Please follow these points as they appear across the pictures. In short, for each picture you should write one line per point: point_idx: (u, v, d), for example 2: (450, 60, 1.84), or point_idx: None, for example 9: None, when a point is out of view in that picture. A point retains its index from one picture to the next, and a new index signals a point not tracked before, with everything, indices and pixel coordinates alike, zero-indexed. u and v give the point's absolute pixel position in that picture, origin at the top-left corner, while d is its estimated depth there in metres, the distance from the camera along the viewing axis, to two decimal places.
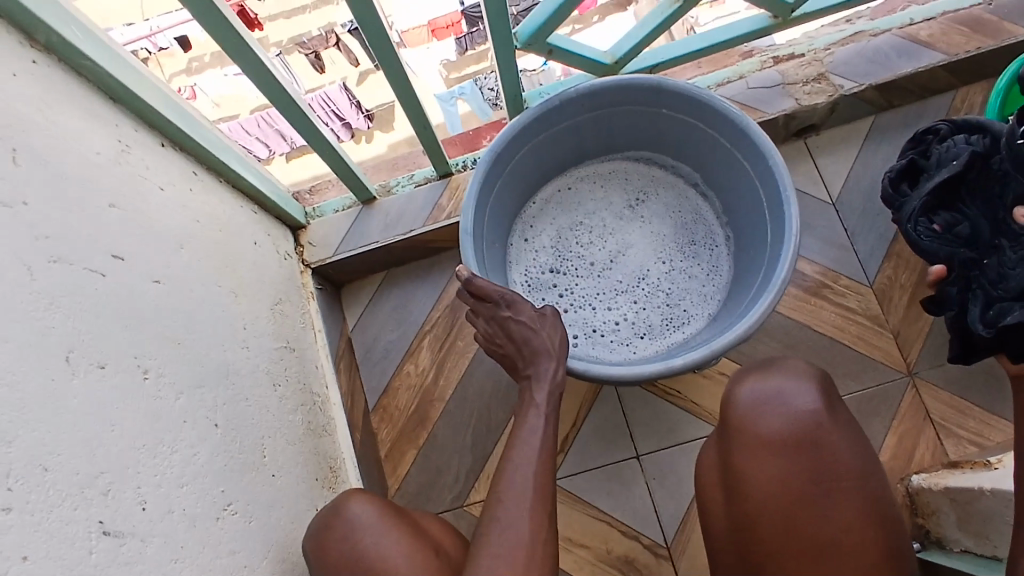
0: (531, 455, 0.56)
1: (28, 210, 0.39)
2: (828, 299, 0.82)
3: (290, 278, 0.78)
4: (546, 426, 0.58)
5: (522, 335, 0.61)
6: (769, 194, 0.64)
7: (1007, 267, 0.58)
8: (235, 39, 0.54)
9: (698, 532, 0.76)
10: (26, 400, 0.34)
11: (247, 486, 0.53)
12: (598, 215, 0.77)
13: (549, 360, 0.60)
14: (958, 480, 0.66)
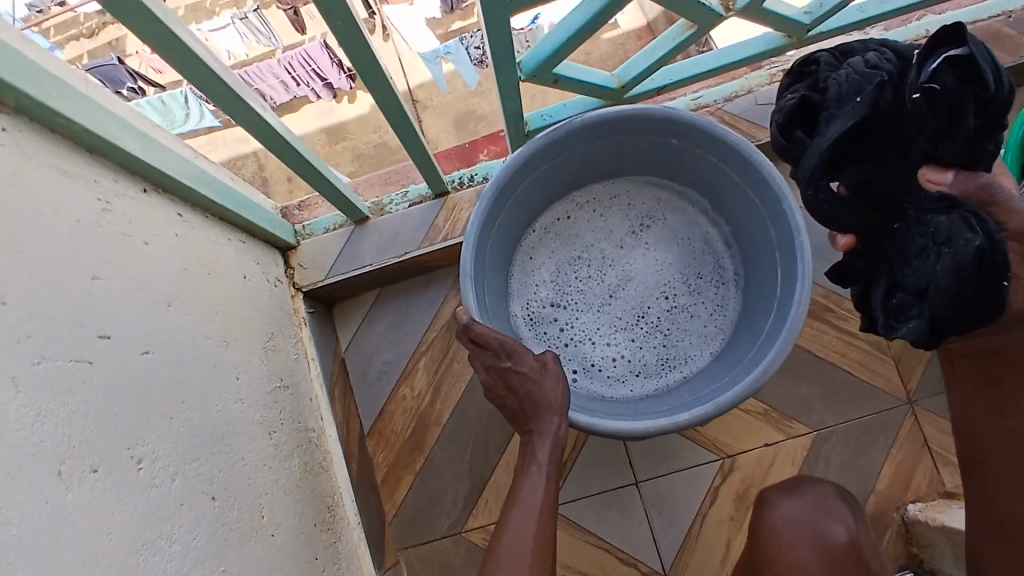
0: (534, 507, 0.54)
1: (9, 310, 0.36)
2: (830, 322, 0.81)
3: (282, 307, 0.75)
4: (551, 478, 0.56)
5: (524, 386, 0.59)
6: (780, 232, 0.62)
7: (912, 256, 0.49)
8: (198, 66, 0.51)
9: (696, 560, 0.77)
10: (23, 535, 0.32)
11: (251, 553, 0.53)
12: (597, 249, 0.76)
13: (552, 413, 0.59)
14: (957, 520, 0.66)
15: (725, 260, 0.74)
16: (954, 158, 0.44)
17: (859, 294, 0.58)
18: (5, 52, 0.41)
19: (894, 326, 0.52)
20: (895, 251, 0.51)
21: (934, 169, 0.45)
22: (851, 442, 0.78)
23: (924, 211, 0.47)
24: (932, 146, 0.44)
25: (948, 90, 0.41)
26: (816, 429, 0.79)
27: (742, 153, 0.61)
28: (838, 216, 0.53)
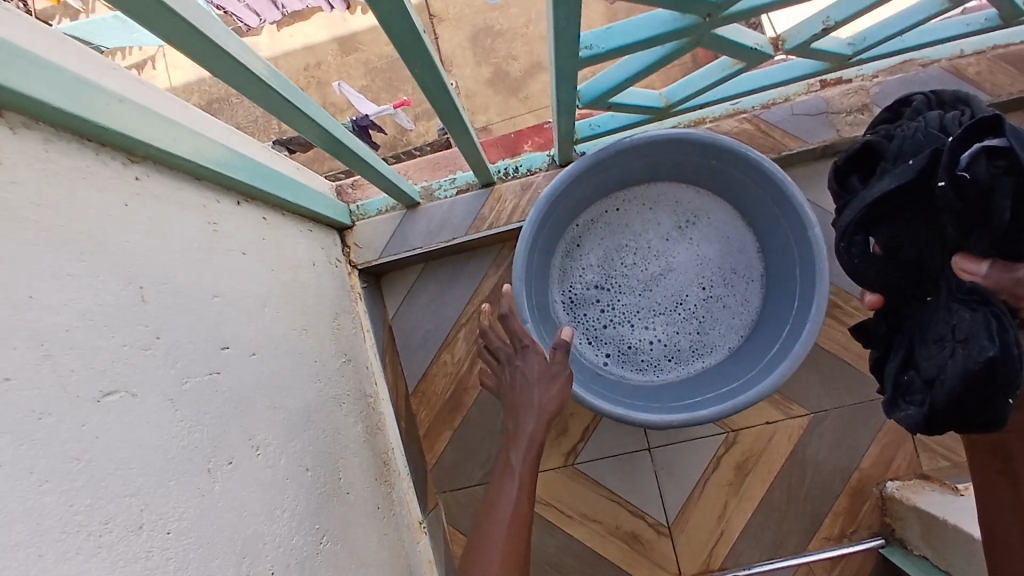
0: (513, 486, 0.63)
1: (161, 343, 0.46)
2: (837, 318, 0.92)
3: (343, 286, 0.85)
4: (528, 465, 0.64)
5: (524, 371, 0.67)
6: (805, 255, 0.70)
7: (935, 337, 0.53)
8: (260, 86, 0.55)
9: (696, 516, 0.92)
10: (188, 519, 0.43)
11: (336, 512, 0.65)
12: (641, 238, 0.83)
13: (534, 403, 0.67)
14: (926, 502, 0.81)
15: (755, 263, 0.81)
16: (984, 252, 0.47)
17: (877, 358, 0.63)
18: (129, 108, 0.48)
19: (899, 404, 0.57)
20: (919, 322, 0.56)
21: (968, 259, 0.49)
22: (842, 425, 0.92)
23: (953, 299, 0.51)
24: (963, 237, 0.48)
25: (981, 180, 0.45)
26: (811, 412, 0.92)
27: (776, 181, 0.68)
28: (868, 270, 0.59)
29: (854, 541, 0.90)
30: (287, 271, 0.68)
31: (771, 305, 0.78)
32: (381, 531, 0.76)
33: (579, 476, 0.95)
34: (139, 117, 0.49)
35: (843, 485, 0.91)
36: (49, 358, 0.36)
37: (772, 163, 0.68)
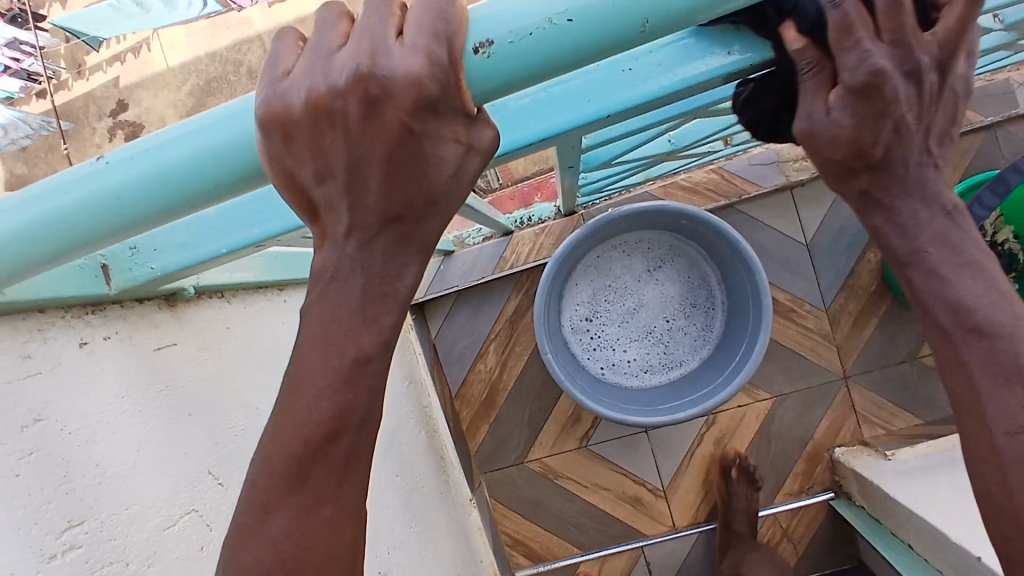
0: (327, 259, 0.29)
1: None
2: (794, 320, 1.16)
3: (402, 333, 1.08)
4: (364, 314, 0.29)
5: (419, 155, 0.26)
6: (753, 293, 0.93)
7: None
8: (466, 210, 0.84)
9: (685, 482, 1.18)
10: None
11: (415, 504, 0.91)
12: (622, 277, 1.06)
13: (359, 294, 0.29)
14: (861, 466, 1.06)
15: (715, 293, 1.05)
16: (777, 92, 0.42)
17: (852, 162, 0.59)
18: (283, 260, 0.70)
19: None
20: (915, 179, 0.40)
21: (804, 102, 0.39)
22: (799, 404, 1.16)
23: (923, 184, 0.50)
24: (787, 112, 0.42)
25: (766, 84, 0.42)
26: (773, 396, 1.17)
27: (733, 243, 0.92)
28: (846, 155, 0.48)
29: (810, 495, 1.15)
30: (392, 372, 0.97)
31: (729, 327, 1.01)
32: (445, 510, 1.01)
33: (590, 453, 1.19)
34: (288, 266, 0.70)
35: (801, 452, 1.16)
36: None
37: (727, 227, 0.91)
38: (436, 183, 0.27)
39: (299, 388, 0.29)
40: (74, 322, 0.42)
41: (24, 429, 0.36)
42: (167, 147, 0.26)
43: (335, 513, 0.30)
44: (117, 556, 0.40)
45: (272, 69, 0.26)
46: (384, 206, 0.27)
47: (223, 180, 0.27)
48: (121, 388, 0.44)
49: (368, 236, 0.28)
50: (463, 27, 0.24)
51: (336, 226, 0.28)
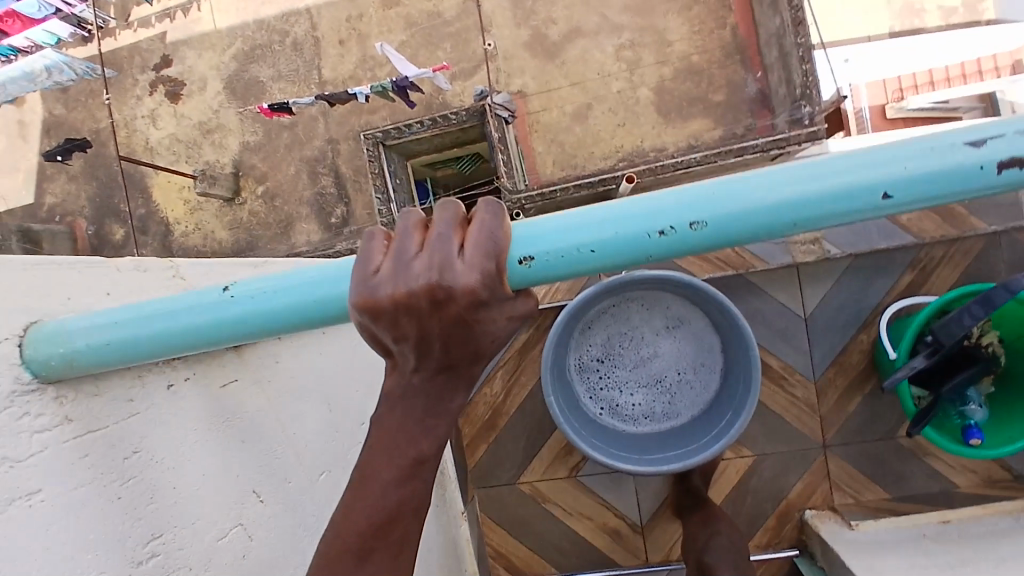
0: (397, 381, 0.38)
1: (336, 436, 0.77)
2: (783, 386, 1.25)
3: None
4: (423, 424, 0.37)
5: (472, 329, 0.34)
6: (747, 367, 1.01)
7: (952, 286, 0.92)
8: None
9: (663, 522, 1.26)
10: None
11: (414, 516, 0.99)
12: (639, 329, 1.14)
13: (416, 411, 0.37)
14: (827, 531, 1.14)
15: (717, 357, 1.13)
16: None
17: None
18: None
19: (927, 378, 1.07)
20: None
21: None
22: (779, 464, 1.25)
23: None
24: None
25: None
26: (754, 454, 1.25)
27: (735, 319, 1.00)
28: None
29: (778, 549, 1.23)
30: None
31: (724, 392, 1.09)
32: (438, 522, 1.10)
33: (577, 483, 1.28)
34: None
35: (774, 509, 1.24)
36: (305, 466, 0.69)
37: (732, 306, 0.99)
38: (484, 345, 0.35)
39: (362, 479, 0.37)
40: (165, 367, 0.51)
41: (125, 459, 0.46)
42: (274, 295, 0.36)
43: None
44: (181, 562, 0.49)
45: (364, 266, 0.34)
46: (444, 358, 0.35)
47: (311, 317, 0.37)
48: (193, 421, 0.53)
49: (430, 373, 0.36)
50: (510, 247, 0.33)
51: (404, 364, 0.36)
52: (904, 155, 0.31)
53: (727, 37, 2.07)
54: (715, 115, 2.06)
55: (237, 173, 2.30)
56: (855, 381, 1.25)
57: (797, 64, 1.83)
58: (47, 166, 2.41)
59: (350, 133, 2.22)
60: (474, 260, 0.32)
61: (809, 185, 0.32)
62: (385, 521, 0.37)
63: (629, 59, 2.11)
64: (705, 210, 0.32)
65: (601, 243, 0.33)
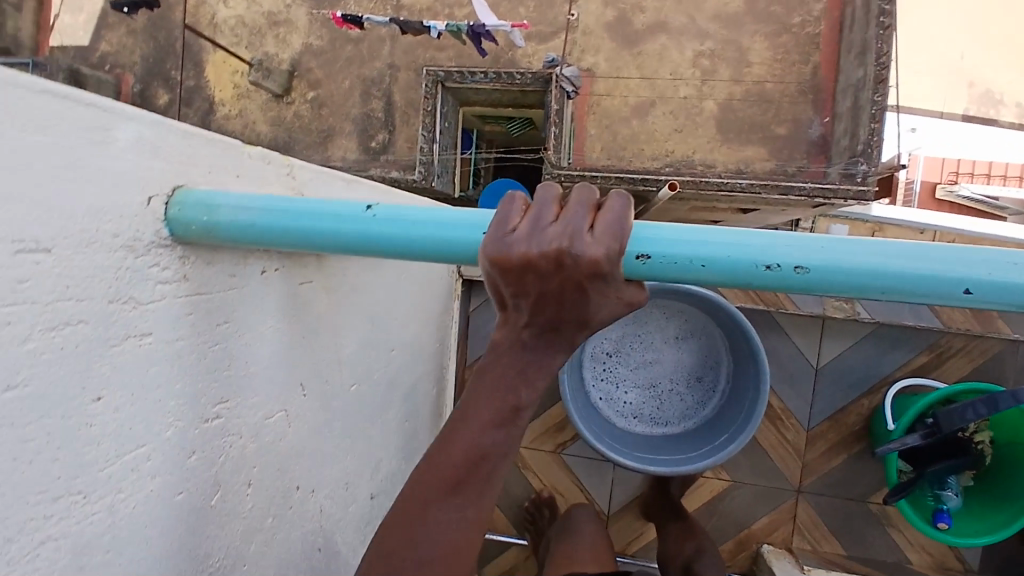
0: (508, 333, 0.41)
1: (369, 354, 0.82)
2: (776, 425, 1.31)
3: (447, 305, 1.21)
4: (524, 375, 0.41)
5: (585, 299, 0.38)
6: (754, 398, 1.05)
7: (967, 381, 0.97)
8: None
9: (628, 517, 1.32)
10: (358, 451, 0.82)
11: (408, 447, 1.05)
12: (651, 334, 1.19)
13: (520, 365, 0.41)
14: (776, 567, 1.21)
15: (722, 381, 1.17)
16: None
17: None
18: None
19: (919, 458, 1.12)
20: None
21: None
22: (751, 495, 1.32)
23: None
24: None
25: None
26: (731, 480, 1.33)
27: (755, 350, 1.04)
28: None
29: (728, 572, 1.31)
30: (428, 338, 1.10)
31: (720, 414, 1.14)
32: None
33: (560, 460, 1.34)
34: None
35: (734, 535, 1.32)
36: (340, 373, 0.74)
37: (756, 338, 1.04)
38: (591, 316, 0.39)
39: (464, 417, 0.42)
40: (264, 255, 0.55)
41: (218, 326, 0.50)
42: (415, 227, 0.40)
43: (475, 516, 0.42)
44: (236, 430, 0.54)
45: (502, 225, 0.37)
46: (558, 321, 0.39)
47: (437, 254, 0.40)
48: (272, 309, 0.57)
49: (538, 330, 0.40)
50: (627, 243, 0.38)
51: (517, 319, 0.40)
52: (992, 260, 0.36)
53: (807, 73, 2.05)
54: (772, 146, 2.06)
55: (292, 72, 2.31)
56: (844, 439, 1.30)
57: (867, 121, 1.83)
58: (109, 14, 2.43)
59: (413, 65, 2.23)
60: (601, 229, 0.36)
61: (899, 263, 0.36)
62: (480, 460, 0.41)
63: (705, 67, 2.11)
64: (808, 259, 0.37)
65: (709, 260, 0.37)
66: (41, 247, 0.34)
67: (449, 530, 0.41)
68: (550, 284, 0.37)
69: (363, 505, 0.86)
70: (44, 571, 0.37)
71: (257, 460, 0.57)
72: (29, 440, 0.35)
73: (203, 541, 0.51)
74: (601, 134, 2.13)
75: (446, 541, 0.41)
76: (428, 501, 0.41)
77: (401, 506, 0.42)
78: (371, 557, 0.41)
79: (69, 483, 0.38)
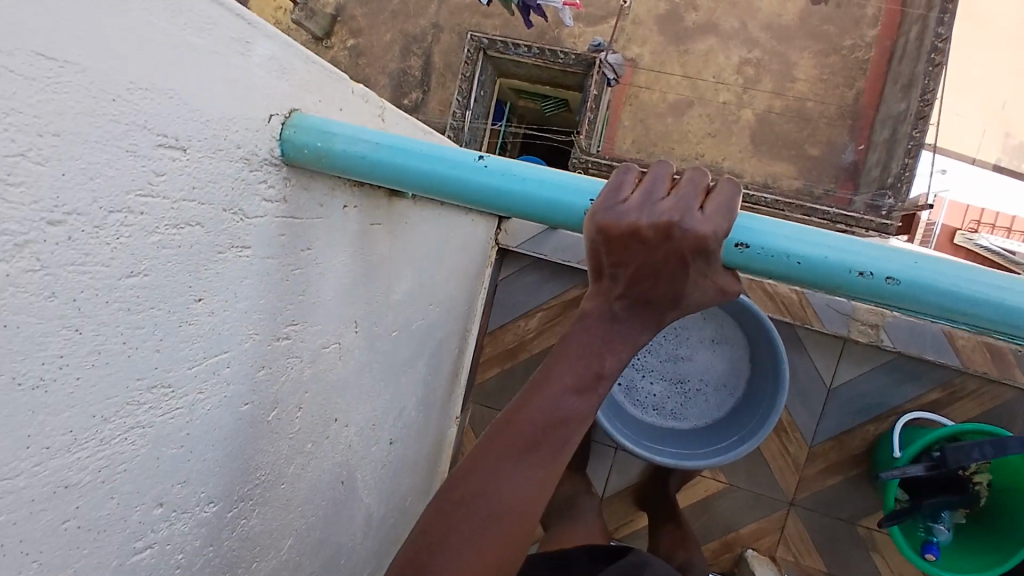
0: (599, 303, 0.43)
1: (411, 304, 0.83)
2: (780, 437, 1.33)
3: (479, 270, 1.22)
4: (609, 345, 0.43)
5: (685, 275, 0.39)
6: (770, 405, 1.07)
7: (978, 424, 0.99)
8: None
9: (621, 502, 1.35)
10: (387, 396, 0.84)
11: (425, 402, 1.06)
12: (680, 331, 1.21)
13: (606, 334, 0.43)
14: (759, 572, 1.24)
15: (740, 387, 1.19)
16: None
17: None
18: None
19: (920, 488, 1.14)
20: None
21: None
22: (743, 500, 1.35)
23: None
24: None
25: None
26: (727, 482, 1.35)
27: (779, 359, 1.06)
28: None
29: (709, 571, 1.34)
30: (459, 300, 1.11)
31: (733, 418, 1.16)
32: (438, 418, 1.18)
33: None
34: None
35: (720, 536, 1.35)
36: (385, 318, 0.75)
37: (781, 348, 1.05)
38: (687, 294, 0.41)
39: (544, 379, 0.44)
40: (347, 191, 0.56)
41: (301, 251, 0.51)
42: (525, 184, 0.41)
43: (547, 477, 0.43)
44: (297, 354, 0.55)
45: (614, 193, 0.39)
46: (651, 295, 0.41)
47: (541, 213, 0.42)
48: (344, 245, 0.59)
49: (630, 303, 0.42)
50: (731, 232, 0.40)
51: (610, 290, 0.43)
52: None
53: (849, 98, 2.05)
54: (802, 165, 2.06)
55: (335, 18, 2.31)
56: (844, 460, 1.32)
57: (902, 154, 1.85)
58: None
59: (457, 28, 2.22)
60: (712, 210, 0.37)
61: (987, 290, 0.38)
62: (560, 420, 0.43)
63: (748, 76, 2.09)
64: (899, 271, 0.38)
65: (805, 258, 0.39)
66: (178, 145, 0.35)
67: (523, 486, 0.43)
68: (653, 256, 0.39)
69: (381, 450, 0.88)
70: (127, 456, 0.38)
71: (309, 385, 0.59)
72: (136, 327, 0.35)
73: (255, 455, 0.52)
74: (633, 127, 2.13)
75: (518, 497, 0.42)
76: (504, 456, 0.43)
77: (476, 459, 0.44)
78: (441, 502, 0.43)
79: (161, 375, 0.38)
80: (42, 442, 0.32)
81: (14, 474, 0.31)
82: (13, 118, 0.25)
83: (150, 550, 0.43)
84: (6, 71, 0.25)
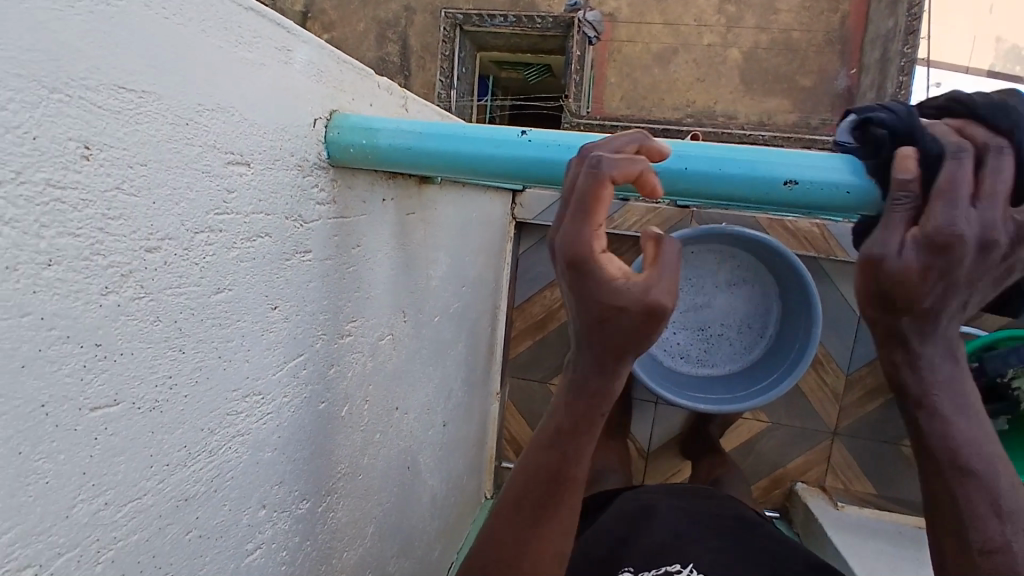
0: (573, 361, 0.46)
1: (447, 287, 0.85)
2: (817, 370, 1.35)
3: (500, 246, 1.22)
4: (579, 396, 0.45)
5: (585, 281, 0.42)
6: (804, 340, 1.09)
7: None
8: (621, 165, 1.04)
9: (668, 454, 1.38)
10: (436, 379, 0.85)
11: (468, 381, 1.08)
12: (705, 278, 1.22)
13: (572, 389, 0.46)
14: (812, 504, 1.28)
15: (768, 325, 1.21)
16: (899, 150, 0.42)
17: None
18: None
19: None
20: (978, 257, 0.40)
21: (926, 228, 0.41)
22: (787, 436, 1.37)
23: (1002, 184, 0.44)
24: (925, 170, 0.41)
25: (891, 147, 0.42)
26: (769, 421, 1.37)
27: (810, 296, 1.07)
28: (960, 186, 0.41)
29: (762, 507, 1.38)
30: (487, 278, 1.12)
31: (767, 357, 1.18)
32: (481, 396, 1.20)
33: None
34: None
35: (769, 473, 1.38)
36: (426, 304, 0.76)
37: (812, 285, 1.06)
38: (599, 307, 0.42)
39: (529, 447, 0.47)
40: (383, 185, 0.58)
41: (353, 249, 0.53)
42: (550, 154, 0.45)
43: (549, 542, 0.44)
44: (360, 348, 0.57)
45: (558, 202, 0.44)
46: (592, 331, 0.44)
47: None
48: (387, 238, 0.60)
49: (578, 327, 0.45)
50: (782, 170, 0.43)
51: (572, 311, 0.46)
52: None
53: (834, 23, 2.03)
54: (796, 98, 2.06)
55: (306, 14, 2.30)
56: (882, 385, 1.33)
57: (895, 73, 1.84)
58: None
59: (430, 7, 2.19)
60: (583, 182, 0.41)
61: None
62: (562, 475, 0.45)
63: (730, 14, 2.06)
64: None
65: (855, 187, 0.43)
66: (243, 160, 0.38)
67: (529, 555, 0.43)
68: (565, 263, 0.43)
69: (436, 433, 0.90)
70: (234, 463, 0.40)
71: (371, 378, 0.61)
72: (227, 340, 0.37)
73: (334, 449, 0.54)
74: (620, 83, 2.12)
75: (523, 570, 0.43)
76: (502, 532, 0.44)
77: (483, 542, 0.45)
78: None
79: (252, 384, 0.40)
80: (163, 459, 0.33)
81: (143, 492, 0.32)
82: (106, 153, 0.28)
83: (260, 550, 0.44)
84: (95, 108, 0.27)
